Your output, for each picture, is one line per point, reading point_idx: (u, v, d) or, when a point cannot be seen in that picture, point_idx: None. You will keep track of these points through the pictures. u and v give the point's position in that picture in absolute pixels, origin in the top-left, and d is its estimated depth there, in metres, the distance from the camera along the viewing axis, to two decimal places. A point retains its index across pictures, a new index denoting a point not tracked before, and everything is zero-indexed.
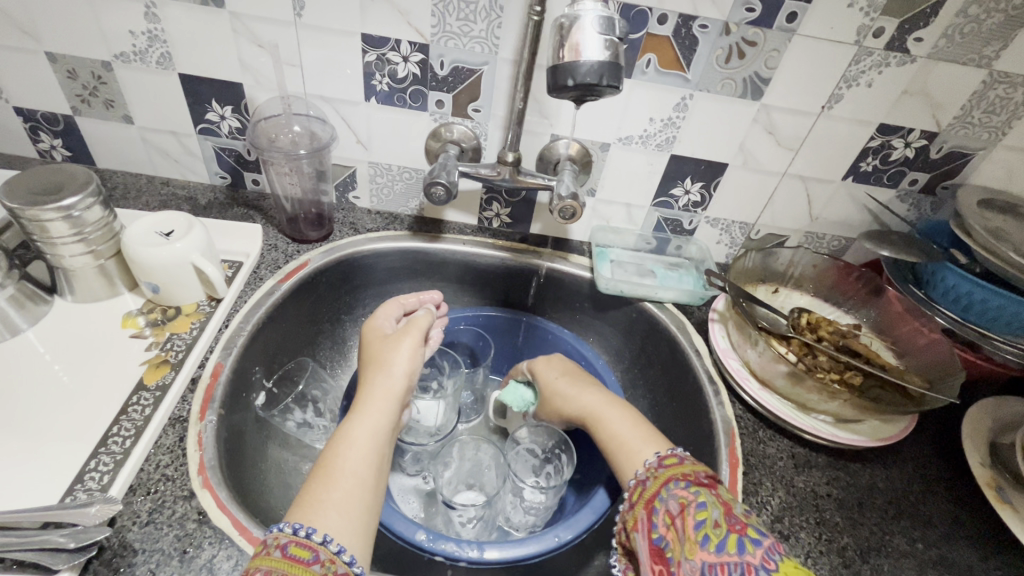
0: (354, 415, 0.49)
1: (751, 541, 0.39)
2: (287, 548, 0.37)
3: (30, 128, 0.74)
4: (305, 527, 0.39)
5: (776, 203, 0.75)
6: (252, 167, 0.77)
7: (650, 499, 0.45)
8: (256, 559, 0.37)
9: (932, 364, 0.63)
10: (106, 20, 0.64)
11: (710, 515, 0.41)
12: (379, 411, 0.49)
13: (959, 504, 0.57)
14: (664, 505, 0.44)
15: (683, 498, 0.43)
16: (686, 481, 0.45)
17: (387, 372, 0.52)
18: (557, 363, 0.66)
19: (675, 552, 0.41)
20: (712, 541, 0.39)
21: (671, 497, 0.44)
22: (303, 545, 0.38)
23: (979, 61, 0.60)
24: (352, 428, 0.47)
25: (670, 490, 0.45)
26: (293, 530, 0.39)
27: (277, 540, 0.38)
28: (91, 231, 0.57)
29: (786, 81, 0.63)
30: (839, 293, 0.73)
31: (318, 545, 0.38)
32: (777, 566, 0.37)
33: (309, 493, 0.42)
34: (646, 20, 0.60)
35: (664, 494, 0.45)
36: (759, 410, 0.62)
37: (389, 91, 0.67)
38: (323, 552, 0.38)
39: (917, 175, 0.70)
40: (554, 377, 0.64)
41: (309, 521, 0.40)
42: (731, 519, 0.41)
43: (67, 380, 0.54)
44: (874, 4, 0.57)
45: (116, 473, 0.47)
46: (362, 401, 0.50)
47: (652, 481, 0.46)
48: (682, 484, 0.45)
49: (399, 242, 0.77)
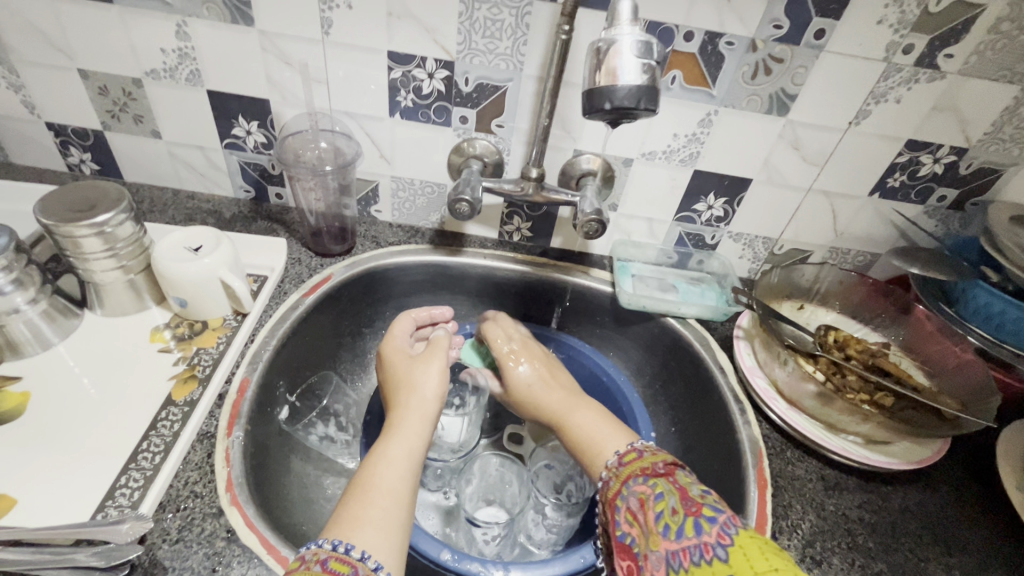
0: (389, 434, 0.49)
1: (706, 520, 0.38)
2: (327, 563, 0.38)
3: (61, 142, 0.76)
4: (344, 544, 0.39)
5: (800, 218, 0.74)
6: (276, 181, 0.78)
7: (613, 499, 0.45)
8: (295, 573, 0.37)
9: (965, 386, 0.62)
10: (138, 37, 0.65)
11: (666, 503, 0.41)
12: (413, 431, 0.50)
13: (994, 529, 0.56)
14: (625, 502, 0.44)
15: (641, 493, 0.43)
16: (644, 475, 0.45)
17: (418, 394, 0.53)
18: (529, 355, 0.65)
19: (641, 545, 0.41)
20: (670, 528, 0.39)
21: (631, 494, 0.44)
22: (343, 560, 0.38)
23: (1012, 77, 0.59)
24: (387, 447, 0.48)
25: (629, 488, 0.45)
26: (332, 546, 0.39)
27: (317, 556, 0.38)
28: (122, 246, 0.58)
29: (813, 98, 0.63)
30: (866, 311, 0.72)
31: (357, 561, 0.38)
32: (732, 540, 0.37)
33: (347, 511, 0.42)
34: (672, 37, 0.60)
35: (625, 492, 0.45)
36: (787, 429, 0.61)
37: (413, 107, 0.68)
38: (361, 568, 0.38)
39: (945, 192, 0.70)
40: (524, 370, 0.63)
41: (349, 537, 0.40)
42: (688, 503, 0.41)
43: (95, 394, 0.54)
44: (904, 20, 0.57)
45: (146, 490, 0.47)
46: (395, 422, 0.50)
47: (613, 481, 0.47)
48: (640, 479, 0.45)
49: (421, 255, 0.77)
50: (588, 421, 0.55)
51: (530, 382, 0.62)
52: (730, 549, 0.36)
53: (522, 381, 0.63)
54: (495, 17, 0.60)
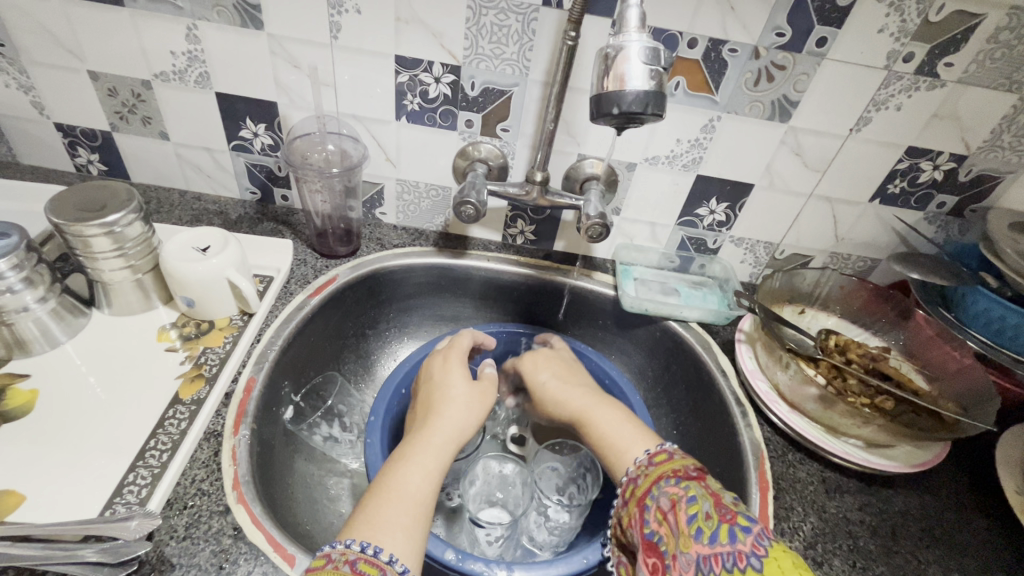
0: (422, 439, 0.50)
1: (741, 529, 0.39)
2: (356, 564, 0.38)
3: (69, 143, 0.76)
4: (373, 546, 0.40)
5: (801, 223, 0.75)
6: (282, 183, 0.78)
7: (642, 497, 0.46)
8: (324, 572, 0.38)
9: (966, 390, 0.62)
10: (148, 39, 0.65)
11: (700, 507, 0.41)
12: (451, 438, 0.50)
13: (993, 533, 0.56)
14: (655, 501, 0.45)
15: (673, 495, 0.44)
16: (677, 477, 0.45)
17: (459, 403, 0.54)
18: (549, 362, 0.65)
19: (669, 545, 0.41)
20: (704, 532, 0.40)
21: (663, 494, 0.45)
22: (372, 563, 0.39)
23: (1010, 86, 0.60)
24: (419, 452, 0.48)
25: (660, 487, 0.45)
26: (361, 547, 0.39)
27: (345, 556, 0.39)
28: (132, 246, 0.58)
29: (815, 104, 0.64)
30: (867, 315, 0.73)
31: (385, 565, 0.39)
32: (767, 551, 0.38)
33: (374, 511, 0.43)
34: (677, 44, 0.60)
35: (655, 492, 0.45)
36: (788, 432, 0.62)
37: (420, 111, 0.68)
38: (390, 572, 0.38)
39: (944, 198, 0.70)
40: (546, 375, 0.64)
41: (377, 539, 0.41)
42: (721, 510, 0.42)
43: (102, 393, 0.55)
44: (905, 30, 0.58)
45: (153, 487, 0.47)
46: (433, 425, 0.51)
47: (643, 479, 0.47)
48: (672, 480, 0.45)
49: (425, 258, 0.77)
50: (612, 421, 0.55)
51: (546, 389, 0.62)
52: (765, 560, 0.37)
53: (545, 385, 0.63)
54: (501, 23, 0.61)
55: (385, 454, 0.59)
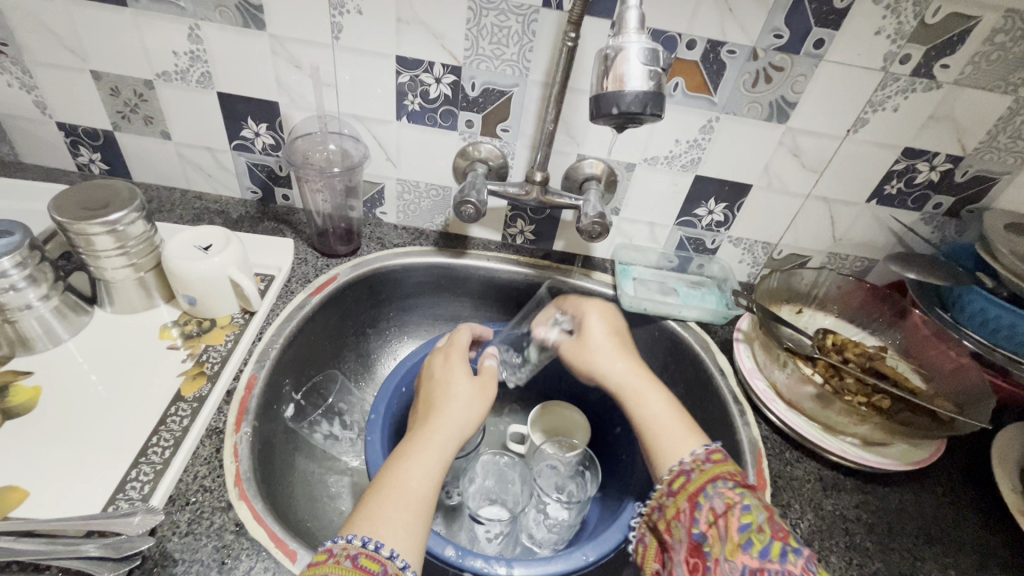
0: (421, 435, 0.50)
1: (792, 550, 0.40)
2: (357, 559, 0.39)
3: (71, 142, 0.77)
4: (374, 541, 0.41)
5: (799, 224, 0.76)
6: (284, 182, 0.79)
7: (694, 492, 0.46)
8: (325, 566, 0.39)
9: (962, 389, 0.63)
10: (150, 39, 0.66)
11: (755, 519, 0.42)
12: (450, 434, 0.50)
13: (989, 530, 0.57)
14: (708, 501, 0.45)
15: (728, 498, 0.44)
16: (734, 482, 0.45)
17: (461, 405, 0.53)
18: (611, 319, 0.64)
19: (714, 548, 0.43)
20: (755, 545, 0.41)
21: (716, 496, 0.45)
22: (372, 558, 0.39)
23: (1006, 87, 0.61)
24: (418, 448, 0.48)
25: (715, 488, 0.45)
26: (362, 542, 0.40)
27: (346, 551, 0.40)
28: (134, 244, 0.59)
29: (812, 105, 0.64)
30: (864, 315, 0.73)
31: (386, 560, 0.40)
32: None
33: (377, 507, 0.43)
34: (675, 45, 0.61)
35: (709, 492, 0.45)
36: (786, 430, 0.62)
37: (421, 111, 0.69)
38: (390, 566, 0.39)
39: (941, 199, 0.71)
40: (600, 331, 0.62)
41: (378, 534, 0.41)
42: (773, 525, 0.43)
43: (104, 391, 0.55)
44: (901, 31, 0.58)
45: (156, 483, 0.48)
46: (433, 421, 0.51)
47: (698, 474, 0.47)
48: (728, 484, 0.45)
49: (425, 258, 0.78)
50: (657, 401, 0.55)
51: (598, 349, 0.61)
52: None
53: (603, 339, 0.61)
54: (502, 24, 0.61)
55: (386, 453, 0.60)
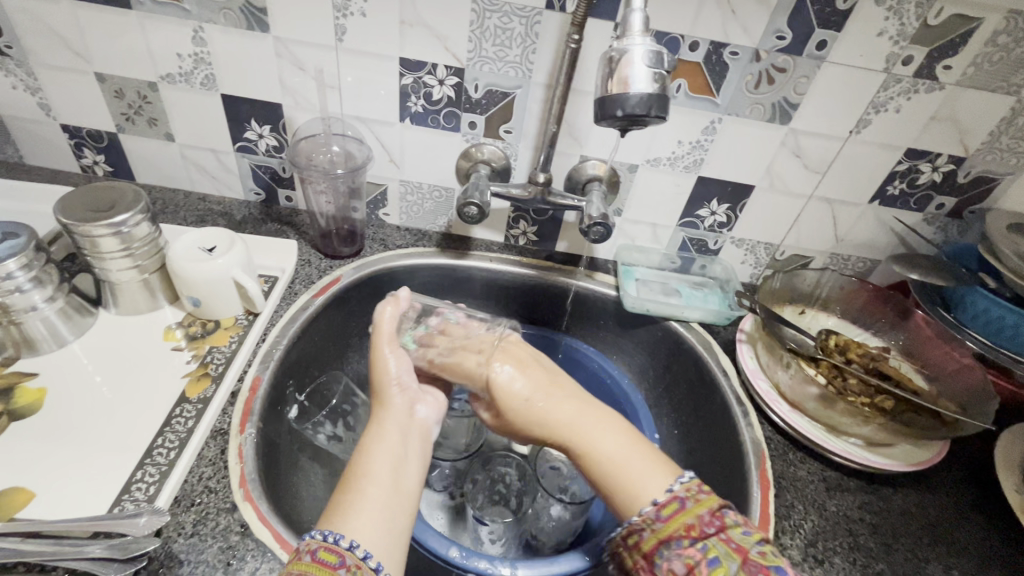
0: (370, 430, 0.50)
1: None
2: (316, 553, 0.39)
3: (75, 144, 0.77)
4: (334, 534, 0.41)
5: (802, 224, 0.76)
6: (286, 184, 0.79)
7: (649, 554, 0.44)
8: (290, 564, 0.39)
9: (965, 390, 0.63)
10: (156, 42, 0.66)
11: None
12: (393, 428, 0.50)
13: (992, 531, 0.57)
14: (665, 562, 0.42)
15: (687, 559, 0.41)
16: (690, 538, 0.42)
17: (389, 402, 0.52)
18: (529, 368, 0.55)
19: None
20: None
21: (673, 558, 0.42)
22: (331, 550, 0.40)
23: (1009, 88, 0.61)
24: (369, 439, 0.49)
25: (671, 548, 0.43)
26: (323, 536, 0.40)
27: (308, 547, 0.40)
28: (139, 247, 0.59)
29: (815, 107, 0.64)
30: (867, 315, 0.73)
31: (345, 551, 0.40)
32: None
33: (344, 501, 0.44)
34: (678, 47, 0.61)
35: (665, 553, 0.43)
36: (790, 432, 0.62)
37: (423, 113, 0.69)
38: (349, 557, 0.40)
39: (944, 200, 0.71)
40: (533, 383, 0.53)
41: (337, 528, 0.42)
42: (749, 571, 0.40)
43: (108, 393, 0.55)
44: (904, 32, 0.58)
45: (161, 485, 0.48)
46: (375, 421, 0.51)
47: (650, 534, 0.44)
48: (684, 541, 0.42)
49: (428, 258, 0.78)
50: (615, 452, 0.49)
51: (533, 394, 0.52)
52: None
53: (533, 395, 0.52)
54: (505, 26, 0.61)
55: None
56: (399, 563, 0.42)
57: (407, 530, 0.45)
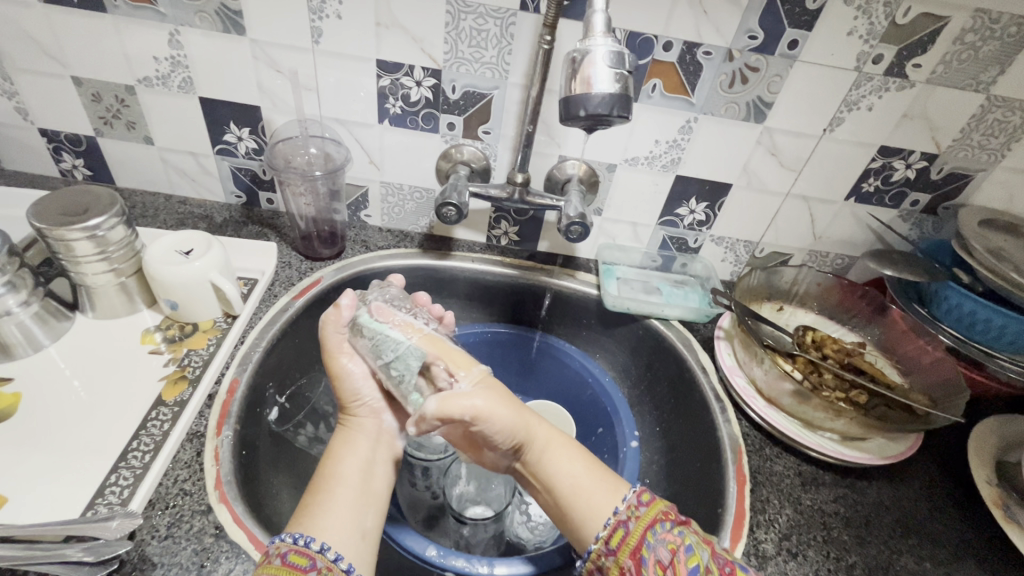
0: (340, 440, 0.51)
1: None
2: (287, 556, 0.39)
3: (54, 148, 0.76)
4: (305, 536, 0.41)
5: (779, 222, 0.77)
6: (267, 186, 0.79)
7: (636, 547, 0.42)
8: (259, 569, 0.39)
9: (939, 382, 0.64)
10: (132, 45, 0.66)
11: (701, 560, 0.41)
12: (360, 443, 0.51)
13: (965, 522, 0.58)
14: (652, 553, 0.42)
15: (671, 544, 0.42)
16: (671, 521, 0.43)
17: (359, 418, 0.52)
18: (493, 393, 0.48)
19: None
20: None
21: (660, 543, 0.42)
22: (302, 553, 0.39)
23: (977, 86, 0.62)
24: (339, 449, 0.50)
25: (656, 535, 0.42)
26: (293, 539, 0.40)
27: (278, 550, 0.40)
28: (115, 250, 0.59)
29: (788, 106, 0.65)
30: (843, 311, 0.74)
31: (316, 554, 0.40)
32: None
33: (313, 502, 0.44)
34: (652, 47, 0.62)
35: (651, 540, 0.42)
36: (766, 427, 0.63)
37: (402, 114, 0.69)
38: (320, 560, 0.39)
39: (918, 196, 0.72)
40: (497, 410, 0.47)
41: (308, 532, 0.42)
42: (718, 560, 0.41)
43: (84, 396, 0.55)
44: (873, 32, 0.59)
45: (135, 487, 0.48)
46: (347, 435, 0.52)
47: (635, 524, 0.43)
48: (667, 525, 0.43)
49: (409, 259, 0.78)
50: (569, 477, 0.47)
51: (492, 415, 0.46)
52: None
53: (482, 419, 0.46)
54: (479, 27, 0.62)
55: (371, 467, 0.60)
56: (368, 562, 0.43)
57: (375, 532, 0.45)
